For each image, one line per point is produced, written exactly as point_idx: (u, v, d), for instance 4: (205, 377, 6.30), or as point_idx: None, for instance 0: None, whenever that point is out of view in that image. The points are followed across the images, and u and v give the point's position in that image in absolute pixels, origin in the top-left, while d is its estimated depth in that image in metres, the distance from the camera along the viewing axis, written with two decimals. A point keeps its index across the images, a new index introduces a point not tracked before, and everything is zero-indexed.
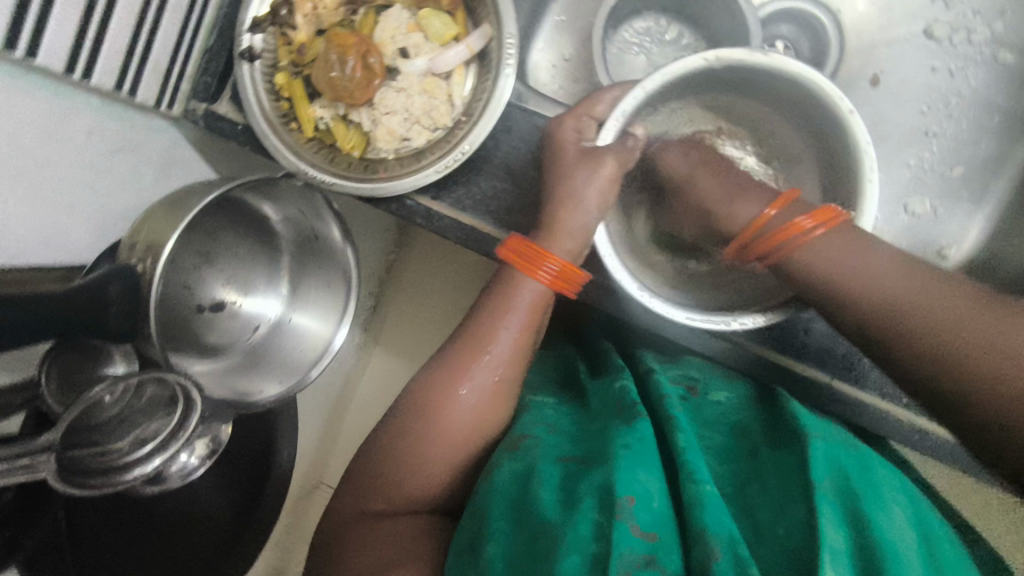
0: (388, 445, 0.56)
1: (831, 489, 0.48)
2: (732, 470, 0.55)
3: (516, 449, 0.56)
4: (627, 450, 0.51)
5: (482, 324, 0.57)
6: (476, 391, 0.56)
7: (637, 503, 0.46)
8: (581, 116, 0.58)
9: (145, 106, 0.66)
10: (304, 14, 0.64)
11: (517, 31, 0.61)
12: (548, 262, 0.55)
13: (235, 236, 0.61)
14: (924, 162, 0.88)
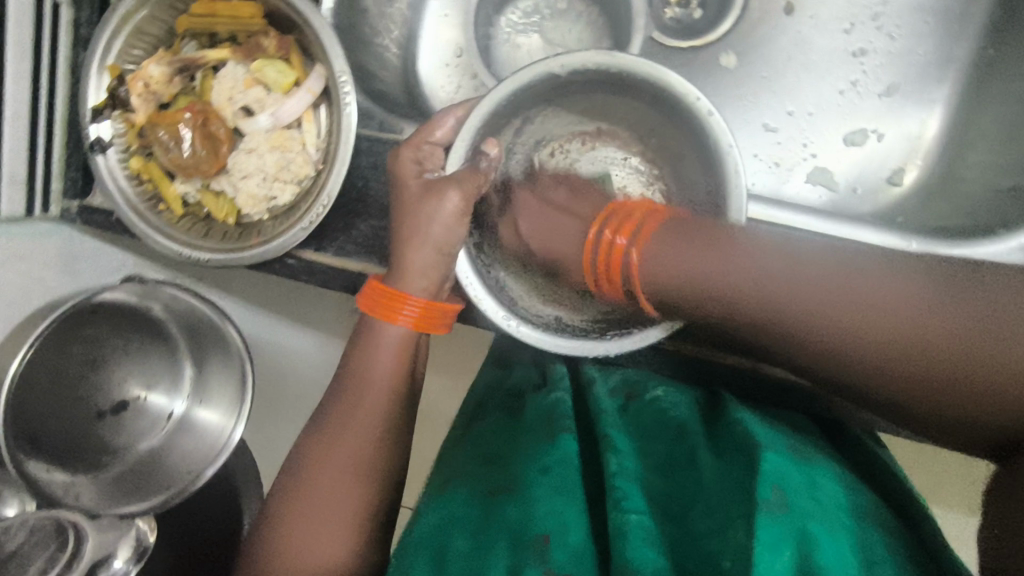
0: (287, 495, 0.52)
1: (773, 502, 0.39)
2: (670, 487, 0.47)
3: (443, 500, 0.52)
4: (534, 480, 0.46)
5: (356, 357, 0.54)
6: (361, 428, 0.53)
7: (553, 541, 0.40)
8: (420, 145, 0.54)
9: (17, 216, 0.66)
10: (139, 95, 0.62)
11: (347, 65, 0.58)
12: (404, 304, 0.52)
13: (114, 335, 0.59)
14: (857, 86, 0.79)
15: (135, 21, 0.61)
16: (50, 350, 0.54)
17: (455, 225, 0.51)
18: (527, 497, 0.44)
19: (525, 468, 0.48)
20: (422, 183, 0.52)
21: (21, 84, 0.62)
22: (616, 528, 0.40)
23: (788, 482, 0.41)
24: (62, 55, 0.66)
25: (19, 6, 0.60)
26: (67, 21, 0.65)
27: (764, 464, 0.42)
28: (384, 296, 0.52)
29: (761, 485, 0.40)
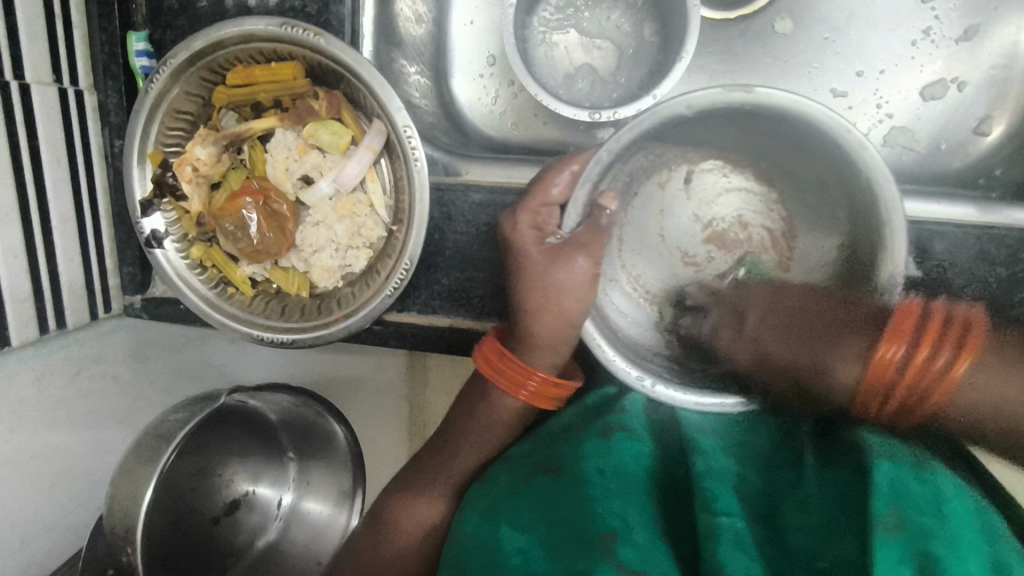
0: (381, 516, 0.54)
1: (889, 521, 0.35)
2: (763, 485, 0.43)
3: (499, 482, 0.48)
4: (602, 475, 0.44)
5: (469, 400, 0.54)
6: (468, 464, 0.53)
7: (621, 539, 0.38)
8: (538, 209, 0.52)
9: (83, 323, 0.63)
10: (188, 181, 0.58)
11: (409, 119, 0.53)
12: (529, 376, 0.51)
13: (222, 442, 0.58)
14: (932, 34, 0.71)
15: (169, 102, 0.56)
16: (169, 482, 0.52)
17: (585, 294, 0.50)
18: (594, 494, 0.42)
19: (582, 460, 0.45)
20: (546, 250, 0.51)
21: (62, 188, 0.59)
22: (704, 529, 0.39)
23: (906, 494, 0.37)
24: (95, 147, 0.62)
25: (45, 108, 0.56)
26: (94, 106, 0.62)
27: (876, 475, 0.38)
28: (501, 368, 0.52)
29: (874, 499, 0.36)
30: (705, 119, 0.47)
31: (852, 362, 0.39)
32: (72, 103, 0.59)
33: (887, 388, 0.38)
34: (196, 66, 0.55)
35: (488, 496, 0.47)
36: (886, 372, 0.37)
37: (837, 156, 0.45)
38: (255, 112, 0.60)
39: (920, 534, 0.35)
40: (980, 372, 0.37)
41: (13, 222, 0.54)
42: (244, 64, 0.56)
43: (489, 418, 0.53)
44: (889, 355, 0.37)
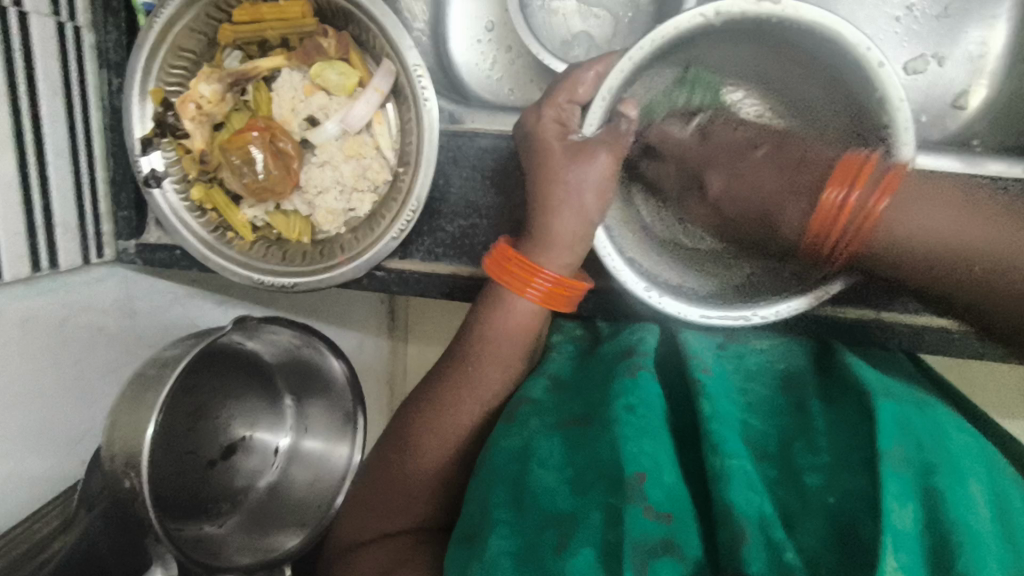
0: (388, 465, 0.51)
1: (893, 454, 0.34)
2: (771, 426, 0.42)
3: (526, 422, 0.45)
4: (641, 407, 0.41)
5: (470, 326, 0.53)
6: (477, 392, 0.51)
7: (651, 479, 0.36)
8: (562, 104, 0.52)
9: (75, 266, 0.61)
10: (191, 119, 0.57)
11: (420, 58, 0.53)
12: (540, 275, 0.50)
13: (216, 387, 0.57)
14: (913, 11, 0.73)
15: (174, 38, 0.56)
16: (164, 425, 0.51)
17: (608, 190, 0.51)
18: (623, 432, 0.39)
19: (611, 401, 0.42)
20: (569, 146, 0.51)
21: (57, 121, 0.57)
22: (715, 472, 0.36)
23: (913, 434, 0.36)
24: (91, 87, 0.61)
25: (43, 40, 0.55)
26: (91, 45, 0.61)
27: (881, 411, 0.37)
28: (512, 272, 0.51)
29: (880, 435, 0.36)
30: (730, 34, 0.48)
31: (796, 208, 0.45)
32: (70, 39, 0.58)
33: (835, 226, 0.43)
34: None
35: (490, 450, 0.44)
36: (828, 213, 0.42)
37: (851, 76, 0.47)
38: (261, 51, 0.59)
39: (927, 466, 0.34)
40: (920, 201, 0.42)
41: (8, 152, 0.52)
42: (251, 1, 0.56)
43: (498, 350, 0.51)
44: (832, 197, 0.42)
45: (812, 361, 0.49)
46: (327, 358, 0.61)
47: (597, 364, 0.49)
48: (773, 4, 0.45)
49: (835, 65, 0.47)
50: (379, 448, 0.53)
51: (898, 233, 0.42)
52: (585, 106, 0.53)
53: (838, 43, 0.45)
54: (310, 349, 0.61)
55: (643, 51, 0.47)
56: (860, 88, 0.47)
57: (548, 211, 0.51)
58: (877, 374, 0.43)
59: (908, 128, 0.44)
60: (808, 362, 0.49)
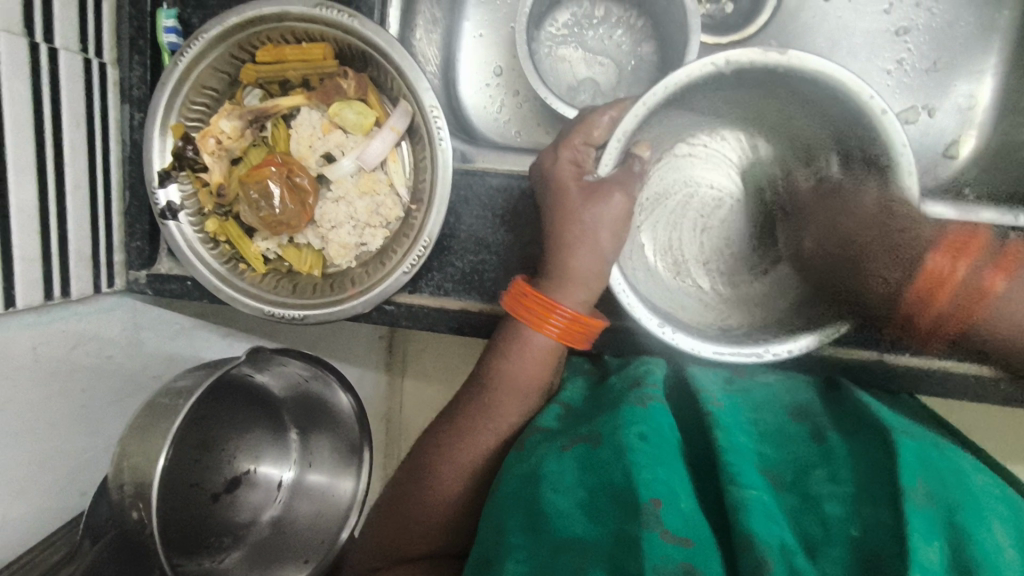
0: (402, 493, 0.51)
1: (917, 491, 0.35)
2: (788, 459, 0.42)
3: (538, 449, 0.45)
4: (652, 436, 0.42)
5: (490, 359, 0.54)
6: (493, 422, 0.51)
7: (668, 506, 0.36)
8: (576, 146, 0.54)
9: (86, 295, 0.62)
10: (211, 152, 0.59)
11: (437, 99, 0.55)
12: (556, 312, 0.51)
13: (225, 418, 0.56)
14: (904, 65, 0.76)
15: (197, 75, 0.58)
16: (175, 457, 0.50)
17: (621, 230, 0.52)
18: (636, 458, 0.39)
19: (623, 426, 0.42)
20: (583, 187, 0.52)
21: (79, 153, 0.59)
22: (731, 503, 0.37)
23: (931, 473, 0.37)
24: (113, 121, 0.63)
25: (70, 74, 0.57)
26: (115, 81, 0.62)
27: (902, 447, 0.38)
28: (533, 307, 0.52)
29: (903, 471, 0.36)
30: (735, 82, 0.51)
31: (893, 273, 0.49)
32: (95, 74, 0.60)
33: (930, 294, 0.48)
34: (228, 41, 0.57)
35: (505, 478, 0.44)
36: (934, 278, 0.47)
37: (851, 119, 0.49)
38: (281, 91, 0.61)
39: (948, 504, 0.35)
40: (1021, 284, 0.45)
41: (30, 181, 0.53)
42: (274, 43, 0.58)
43: (509, 386, 0.51)
44: (937, 266, 0.47)
45: (824, 401, 0.50)
46: (335, 391, 0.63)
47: (608, 395, 0.50)
48: (778, 54, 0.47)
49: (839, 110, 0.49)
50: (392, 483, 0.53)
51: (997, 323, 0.46)
52: (600, 148, 0.54)
53: (840, 89, 0.47)
54: (319, 383, 0.62)
55: (655, 98, 0.48)
56: (863, 133, 0.49)
57: (565, 249, 0.52)
58: (892, 414, 0.44)
59: (909, 172, 0.46)
60: (819, 400, 0.50)
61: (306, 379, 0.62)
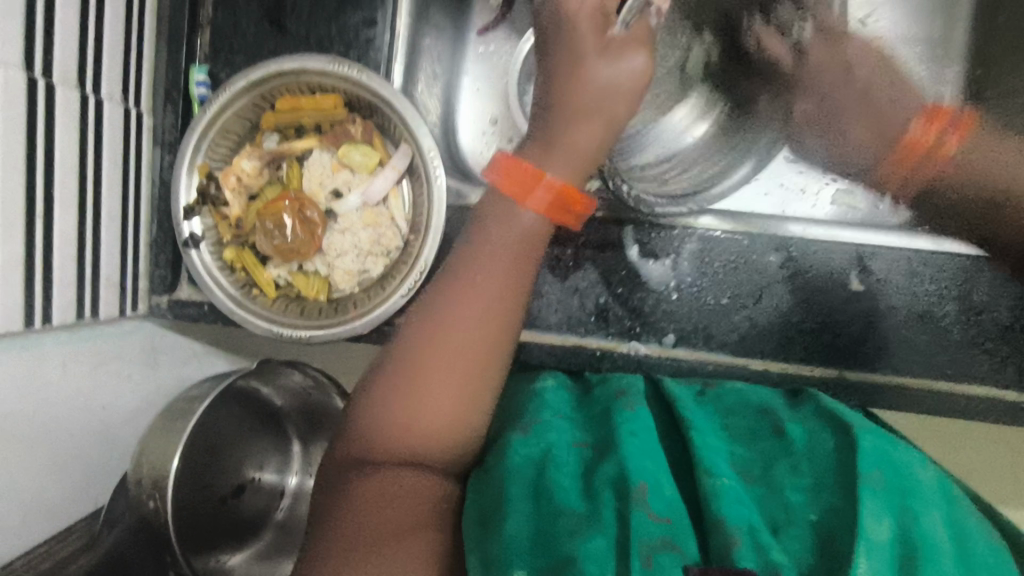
0: (385, 397, 0.49)
1: (872, 477, 0.41)
2: (758, 454, 0.47)
3: (539, 434, 0.49)
4: (633, 428, 0.48)
5: (455, 265, 0.51)
6: (472, 335, 0.49)
7: (653, 491, 0.42)
8: None
9: (111, 317, 0.68)
10: (231, 189, 0.66)
11: (434, 142, 0.62)
12: (542, 183, 0.49)
13: (234, 429, 0.61)
14: None
15: (222, 121, 0.65)
16: (189, 459, 0.56)
17: None
18: (628, 453, 0.44)
19: (618, 429, 0.48)
20: None
21: (114, 188, 0.66)
22: (706, 489, 0.42)
23: (885, 461, 0.43)
24: (145, 161, 0.70)
25: (112, 120, 0.64)
26: (149, 126, 0.70)
27: (862, 441, 0.44)
28: (516, 182, 0.49)
29: (862, 460, 0.42)
30: None
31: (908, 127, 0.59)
32: (133, 120, 0.67)
33: (923, 158, 0.58)
34: (251, 91, 0.64)
35: (502, 449, 0.48)
36: (919, 150, 0.58)
37: None
38: (297, 135, 0.69)
39: (897, 489, 0.41)
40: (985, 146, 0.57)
41: (72, 212, 0.60)
42: (292, 93, 0.66)
43: (501, 281, 0.50)
44: (921, 139, 0.58)
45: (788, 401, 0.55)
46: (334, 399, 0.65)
47: (598, 401, 0.54)
48: None
49: None
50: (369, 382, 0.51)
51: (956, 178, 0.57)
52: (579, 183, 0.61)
53: None
54: (320, 394, 0.65)
55: None
56: None
57: None
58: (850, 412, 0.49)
59: None
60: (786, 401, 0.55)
61: (302, 378, 0.65)
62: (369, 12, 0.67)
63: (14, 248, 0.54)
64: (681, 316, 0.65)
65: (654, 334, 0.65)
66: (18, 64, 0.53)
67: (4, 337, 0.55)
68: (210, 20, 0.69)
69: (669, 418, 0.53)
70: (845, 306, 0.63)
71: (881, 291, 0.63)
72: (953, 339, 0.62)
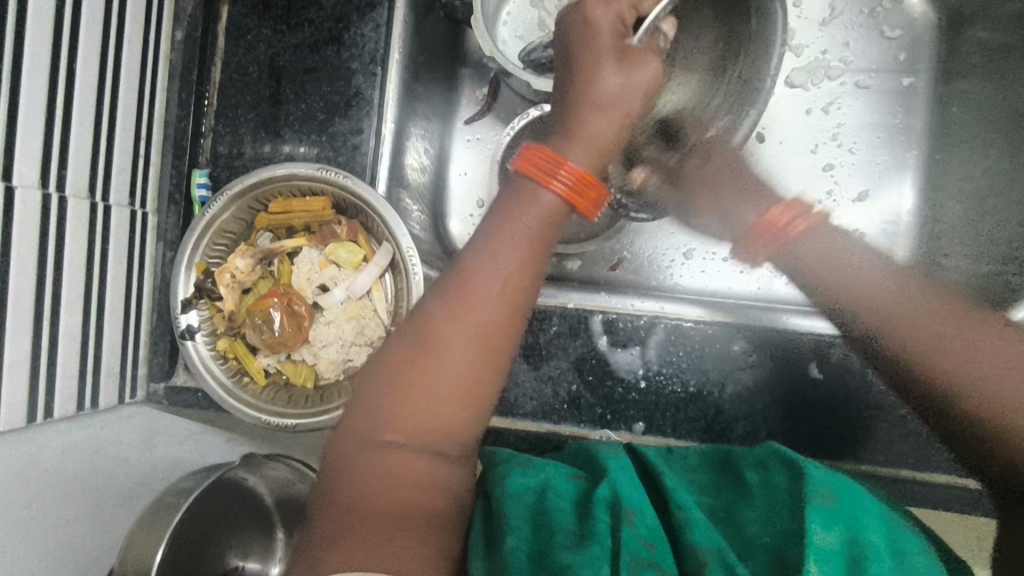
0: (409, 357, 0.48)
1: (823, 497, 0.45)
2: (721, 497, 0.51)
3: (538, 469, 0.53)
4: (619, 468, 0.52)
5: (480, 236, 0.52)
6: (486, 312, 0.48)
7: (637, 516, 0.46)
8: None
9: (111, 405, 0.72)
10: (226, 285, 0.71)
11: (412, 241, 0.67)
12: (565, 171, 0.51)
13: (224, 519, 0.65)
14: (833, 196, 0.88)
15: (219, 224, 0.69)
16: (175, 549, 0.59)
17: None
18: (621, 486, 0.49)
19: (606, 469, 0.52)
20: None
21: (118, 285, 0.71)
22: (678, 521, 0.47)
23: (840, 486, 0.47)
24: (149, 256, 0.75)
25: (120, 223, 0.70)
26: (154, 225, 0.76)
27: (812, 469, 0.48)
28: (544, 168, 0.51)
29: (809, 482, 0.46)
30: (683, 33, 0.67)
31: None
32: (139, 221, 0.73)
33: None
34: (248, 195, 0.69)
35: (502, 480, 0.52)
36: None
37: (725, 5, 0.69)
38: (288, 234, 0.75)
39: (847, 506, 0.45)
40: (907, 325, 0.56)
41: (78, 311, 0.65)
42: (284, 196, 0.71)
43: (524, 231, 0.51)
44: None
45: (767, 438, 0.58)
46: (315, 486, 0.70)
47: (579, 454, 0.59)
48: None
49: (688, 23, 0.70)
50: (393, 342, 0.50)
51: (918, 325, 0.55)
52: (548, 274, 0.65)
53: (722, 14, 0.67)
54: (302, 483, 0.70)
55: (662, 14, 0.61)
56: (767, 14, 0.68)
57: None
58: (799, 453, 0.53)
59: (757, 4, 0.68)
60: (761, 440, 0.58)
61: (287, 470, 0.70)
62: (355, 121, 0.74)
63: (22, 349, 0.59)
64: (647, 404, 0.69)
65: (623, 421, 0.70)
66: (35, 183, 0.58)
67: (8, 432, 0.59)
68: (212, 128, 0.76)
69: (641, 470, 0.56)
70: (803, 391, 0.68)
71: (840, 372, 0.68)
72: (911, 424, 0.67)
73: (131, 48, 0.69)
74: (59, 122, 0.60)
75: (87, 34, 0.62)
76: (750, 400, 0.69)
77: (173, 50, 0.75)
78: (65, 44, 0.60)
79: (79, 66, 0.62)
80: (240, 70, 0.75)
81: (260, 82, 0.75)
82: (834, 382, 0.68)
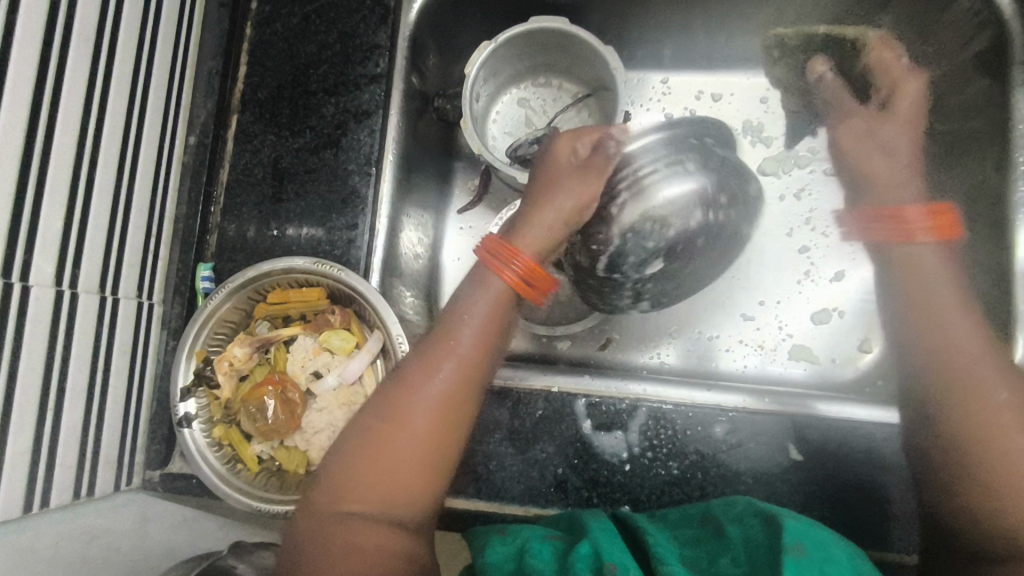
0: (374, 428, 0.55)
1: (796, 547, 0.45)
2: (702, 553, 0.51)
3: (520, 534, 0.54)
4: (600, 529, 0.53)
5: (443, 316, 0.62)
6: (453, 385, 0.57)
7: (621, 568, 0.46)
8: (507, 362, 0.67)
9: (107, 492, 0.73)
10: (224, 372, 0.74)
11: (401, 329, 0.70)
12: (517, 260, 0.62)
13: None
14: (811, 276, 0.91)
15: (218, 314, 0.73)
16: None
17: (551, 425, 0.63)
18: (604, 542, 0.49)
19: (590, 529, 0.53)
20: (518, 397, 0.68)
21: (121, 375, 0.74)
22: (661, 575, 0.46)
23: (815, 539, 0.47)
24: (153, 346, 0.79)
25: (126, 316, 0.74)
26: (159, 316, 0.80)
27: (787, 522, 0.48)
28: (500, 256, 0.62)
29: (788, 536, 0.46)
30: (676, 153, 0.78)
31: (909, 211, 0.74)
32: (145, 312, 0.77)
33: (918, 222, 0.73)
34: (248, 287, 0.73)
35: (483, 552, 0.53)
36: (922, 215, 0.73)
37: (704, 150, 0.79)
38: (284, 323, 0.78)
39: (820, 560, 0.45)
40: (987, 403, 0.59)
41: (81, 400, 0.68)
42: (282, 287, 0.75)
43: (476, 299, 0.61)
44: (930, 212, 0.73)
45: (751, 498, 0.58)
46: None
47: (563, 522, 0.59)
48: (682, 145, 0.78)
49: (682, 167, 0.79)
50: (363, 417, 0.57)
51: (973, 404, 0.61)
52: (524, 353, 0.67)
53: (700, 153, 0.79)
54: None
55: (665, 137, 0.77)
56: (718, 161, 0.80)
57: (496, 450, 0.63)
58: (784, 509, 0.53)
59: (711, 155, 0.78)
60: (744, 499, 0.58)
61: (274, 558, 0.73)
62: (350, 217, 0.79)
63: (24, 439, 0.61)
64: (633, 487, 0.70)
65: (610, 504, 0.70)
66: (48, 281, 0.63)
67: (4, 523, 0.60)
68: (217, 224, 0.81)
69: (625, 534, 0.56)
70: (788, 474, 0.70)
71: (821, 452, 0.70)
72: (894, 505, 0.68)
73: (147, 154, 0.75)
74: (74, 224, 0.65)
75: (107, 144, 0.68)
76: (739, 477, 0.70)
77: (186, 153, 0.82)
78: (87, 153, 0.65)
79: (98, 172, 0.67)
80: (247, 172, 0.82)
81: (265, 182, 0.81)
82: (819, 461, 0.70)
